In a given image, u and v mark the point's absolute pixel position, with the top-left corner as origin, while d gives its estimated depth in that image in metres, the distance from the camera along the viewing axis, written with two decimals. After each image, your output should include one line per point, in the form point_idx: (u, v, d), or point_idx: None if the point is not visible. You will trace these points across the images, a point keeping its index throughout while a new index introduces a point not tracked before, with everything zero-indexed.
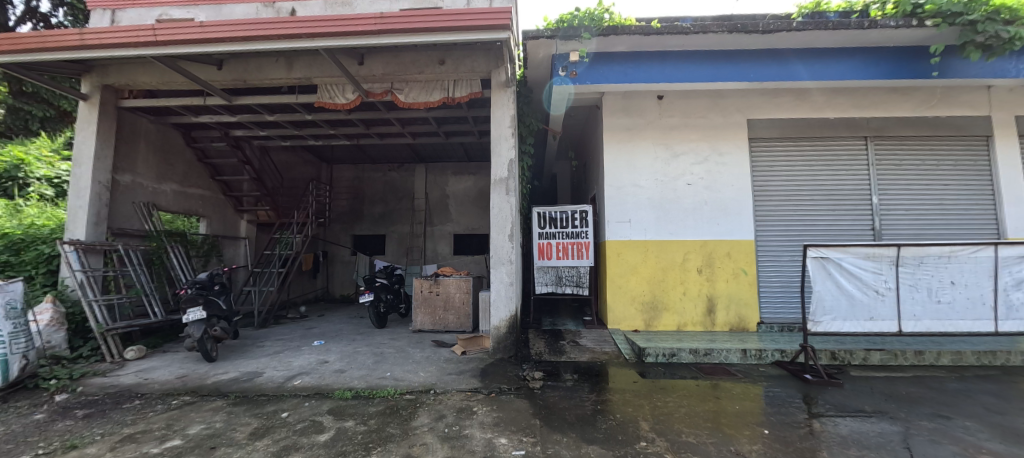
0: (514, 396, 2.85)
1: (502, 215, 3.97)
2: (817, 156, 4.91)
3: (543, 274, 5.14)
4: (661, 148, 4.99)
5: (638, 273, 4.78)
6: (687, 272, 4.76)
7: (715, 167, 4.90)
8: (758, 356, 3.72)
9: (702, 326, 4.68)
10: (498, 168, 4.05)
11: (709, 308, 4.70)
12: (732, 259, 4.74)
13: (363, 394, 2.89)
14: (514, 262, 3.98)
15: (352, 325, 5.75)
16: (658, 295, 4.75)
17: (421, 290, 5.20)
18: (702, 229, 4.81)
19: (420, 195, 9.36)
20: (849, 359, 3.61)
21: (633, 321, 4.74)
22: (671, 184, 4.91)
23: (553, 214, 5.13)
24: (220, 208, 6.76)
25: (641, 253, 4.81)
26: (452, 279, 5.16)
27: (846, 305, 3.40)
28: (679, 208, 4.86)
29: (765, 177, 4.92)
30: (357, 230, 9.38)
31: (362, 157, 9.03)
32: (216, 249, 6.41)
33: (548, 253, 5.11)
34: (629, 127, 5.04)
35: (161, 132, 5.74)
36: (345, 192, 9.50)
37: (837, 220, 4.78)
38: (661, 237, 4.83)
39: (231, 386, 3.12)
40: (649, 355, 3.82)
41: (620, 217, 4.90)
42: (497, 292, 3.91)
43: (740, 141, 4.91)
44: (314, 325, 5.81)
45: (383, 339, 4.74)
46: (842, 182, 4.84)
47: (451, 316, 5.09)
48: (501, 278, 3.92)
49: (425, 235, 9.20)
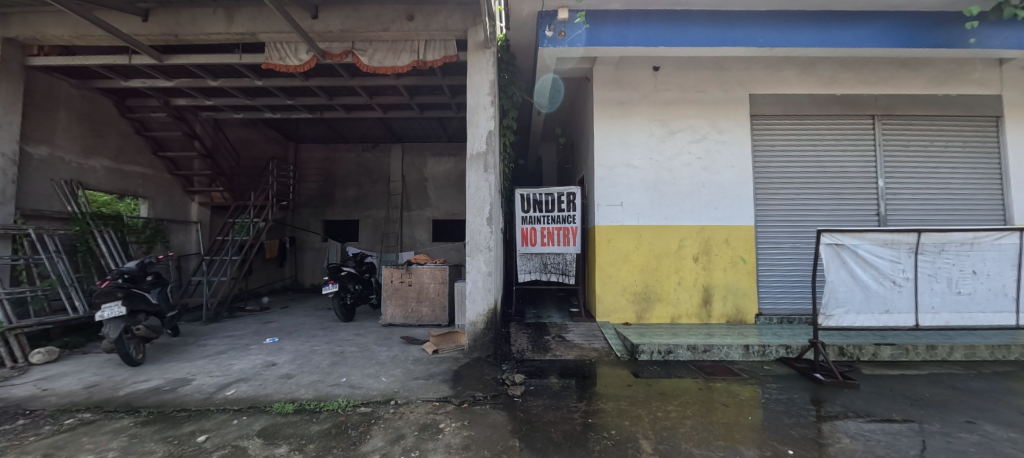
0: (490, 407, 2.41)
1: (479, 194, 3.45)
2: (824, 134, 4.54)
3: (527, 262, 4.69)
4: (658, 124, 4.54)
5: (630, 261, 4.39)
6: (682, 260, 4.38)
7: (713, 146, 4.49)
8: (761, 352, 3.39)
9: (697, 318, 4.34)
10: (476, 141, 3.51)
11: (705, 298, 4.35)
12: (730, 246, 4.38)
13: (308, 408, 2.38)
14: (494, 248, 3.49)
15: (315, 318, 5.19)
16: (651, 284, 4.37)
17: (391, 280, 4.68)
18: (700, 213, 4.42)
19: (396, 178, 8.73)
20: (858, 355, 3.34)
21: (623, 314, 4.36)
22: (667, 165, 4.49)
23: (538, 196, 4.64)
24: (167, 188, 5.95)
25: (632, 240, 4.40)
26: (425, 268, 4.65)
27: (860, 297, 3.08)
28: (675, 190, 4.45)
29: (769, 157, 4.54)
30: (328, 214, 8.70)
31: (332, 134, 8.29)
32: (161, 235, 5.65)
33: (533, 239, 4.66)
34: (623, 101, 4.56)
35: (87, 98, 4.91)
36: (315, 174, 8.80)
37: (843, 204, 4.45)
38: (655, 222, 4.43)
39: (148, 399, 2.57)
40: (643, 352, 3.42)
41: (611, 201, 4.46)
42: (474, 282, 3.42)
43: (741, 118, 4.51)
44: (273, 318, 5.23)
45: (347, 335, 4.22)
46: (849, 165, 4.49)
47: (425, 308, 4.61)
48: (478, 267, 3.43)
49: (402, 220, 8.60)
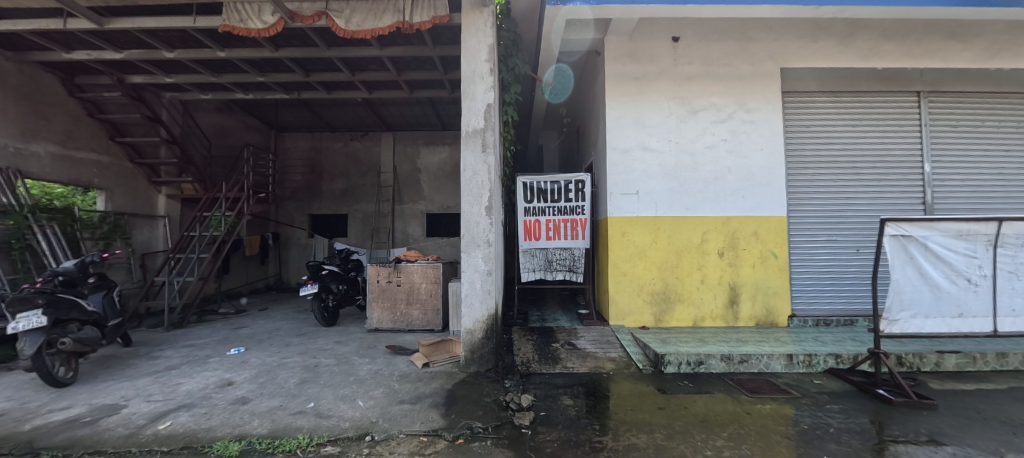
0: (492, 444, 1.89)
1: (475, 178, 2.91)
2: (863, 113, 4.05)
3: (530, 258, 4.16)
4: (678, 103, 4.01)
5: (647, 257, 3.88)
6: (705, 256, 3.89)
7: (740, 126, 3.98)
8: (806, 363, 2.91)
9: (722, 320, 3.85)
10: (472, 117, 2.96)
11: (732, 299, 3.86)
12: (759, 239, 3.89)
13: (258, 449, 1.84)
14: (495, 243, 2.95)
15: (293, 323, 4.64)
16: (670, 283, 3.88)
17: (377, 279, 4.15)
18: (725, 202, 3.92)
19: (387, 169, 8.15)
20: (918, 365, 2.88)
21: (640, 317, 3.86)
22: (689, 148, 3.97)
23: (542, 185, 4.11)
24: (128, 178, 5.29)
25: (648, 233, 3.90)
26: (415, 265, 4.11)
27: (929, 298, 2.59)
28: (697, 177, 3.94)
29: (802, 139, 4.03)
30: (314, 208, 8.12)
31: (316, 121, 7.68)
32: (121, 230, 5.03)
33: (537, 233, 4.13)
34: (639, 76, 4.02)
35: (26, 73, 4.22)
36: (299, 165, 8.19)
37: (885, 192, 3.96)
38: (675, 212, 3.92)
39: (54, 437, 2.01)
40: (670, 364, 2.91)
41: (625, 189, 3.93)
42: (470, 283, 2.88)
43: (771, 95, 3.99)
44: (246, 323, 4.68)
45: (326, 344, 3.68)
46: (891, 147, 4.00)
47: (416, 311, 4.08)
48: (476, 266, 2.88)
49: (393, 214, 8.04)
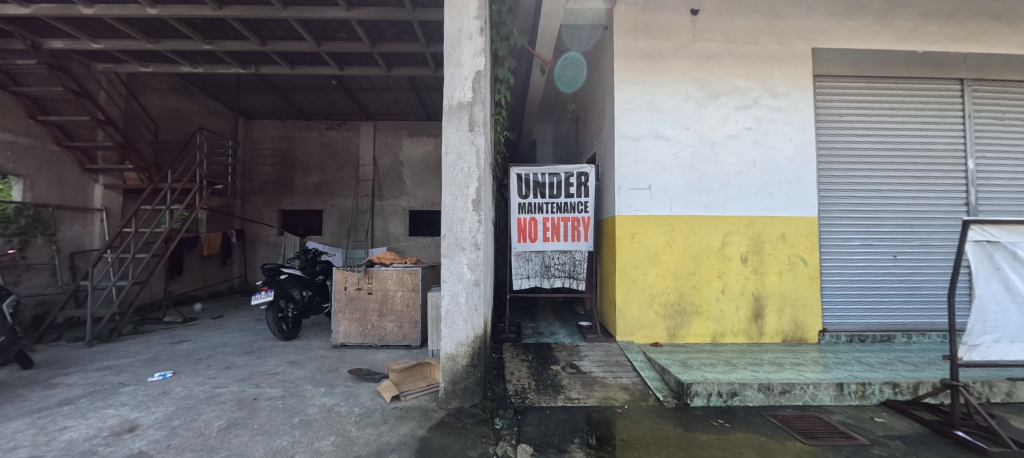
0: None
1: (459, 164, 2.30)
2: (899, 103, 3.62)
3: (524, 263, 3.59)
4: (697, 85, 3.48)
5: (660, 262, 3.35)
6: (726, 261, 3.37)
7: (767, 114, 3.48)
8: (859, 393, 2.42)
9: (745, 336, 3.35)
10: (457, 87, 2.35)
11: (756, 311, 3.35)
12: (787, 243, 3.40)
13: None
14: (484, 246, 2.36)
15: (245, 336, 3.95)
16: (687, 293, 3.35)
17: (344, 286, 3.50)
18: (749, 200, 3.41)
19: (366, 161, 7.48)
20: (988, 395, 2.42)
21: (651, 332, 3.32)
22: (709, 137, 3.45)
23: (539, 177, 3.53)
24: (53, 164, 4.47)
25: (662, 234, 3.37)
26: (388, 269, 3.49)
27: (1018, 319, 2.13)
28: (718, 171, 3.43)
29: (834, 130, 3.57)
30: (285, 203, 7.39)
31: (287, 107, 6.96)
32: (42, 224, 4.22)
33: (532, 234, 3.55)
34: (653, 54, 3.48)
35: None
36: (267, 156, 7.44)
37: (924, 191, 3.53)
38: (692, 211, 3.40)
39: None
40: (698, 396, 2.37)
41: (636, 183, 3.38)
42: (452, 298, 2.26)
43: (802, 79, 3.51)
44: (190, 336, 3.96)
45: (278, 364, 3.03)
46: (930, 141, 3.58)
47: (389, 324, 3.47)
48: (460, 275, 2.28)
49: (373, 211, 7.38)
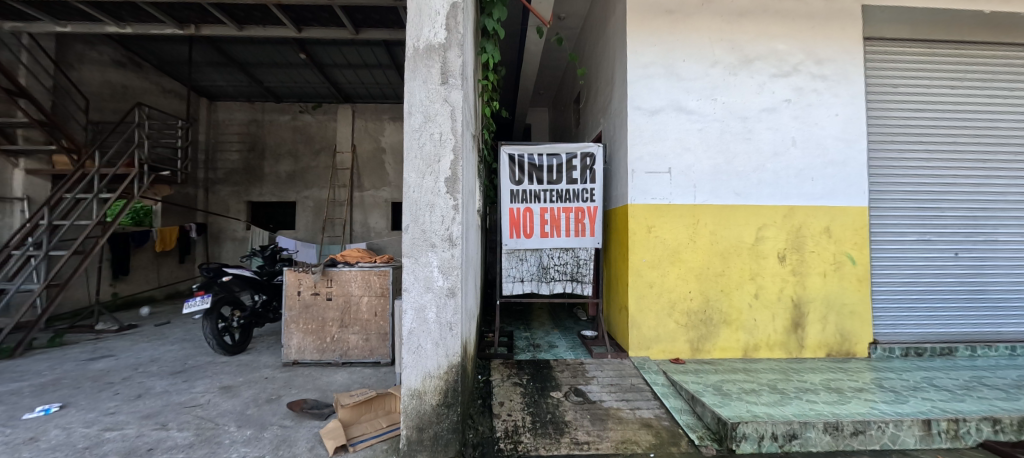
0: None
1: (427, 129, 1.68)
2: (958, 73, 3.07)
3: (518, 264, 2.98)
4: (727, 48, 2.87)
5: (681, 261, 2.77)
6: (760, 260, 2.80)
7: (809, 84, 2.89)
8: (951, 433, 1.89)
9: (783, 350, 2.78)
10: (425, 23, 1.70)
11: (795, 320, 2.80)
12: (832, 239, 2.84)
13: None
14: (463, 242, 1.74)
15: (182, 350, 3.29)
16: (713, 298, 2.78)
17: (297, 291, 2.86)
18: (788, 186, 2.83)
19: (345, 148, 6.79)
20: None
21: (672, 346, 2.75)
22: (741, 111, 2.85)
23: (536, 159, 2.91)
24: None
25: (684, 227, 2.78)
26: (352, 270, 2.87)
27: None
28: (751, 152, 2.84)
29: (885, 104, 3.00)
30: (253, 193, 6.69)
31: (254, 87, 6.23)
32: None
33: (527, 228, 2.93)
34: (674, 9, 2.86)
35: None
36: (233, 141, 6.71)
37: (989, 178, 3.00)
38: (721, 200, 2.80)
39: None
40: (749, 440, 1.79)
41: (653, 165, 2.78)
42: (417, 314, 1.64)
43: (851, 41, 2.91)
44: (115, 350, 3.28)
45: (206, 390, 2.39)
46: (994, 118, 3.05)
47: (353, 337, 2.85)
48: (428, 283, 1.65)
49: (352, 202, 6.72)
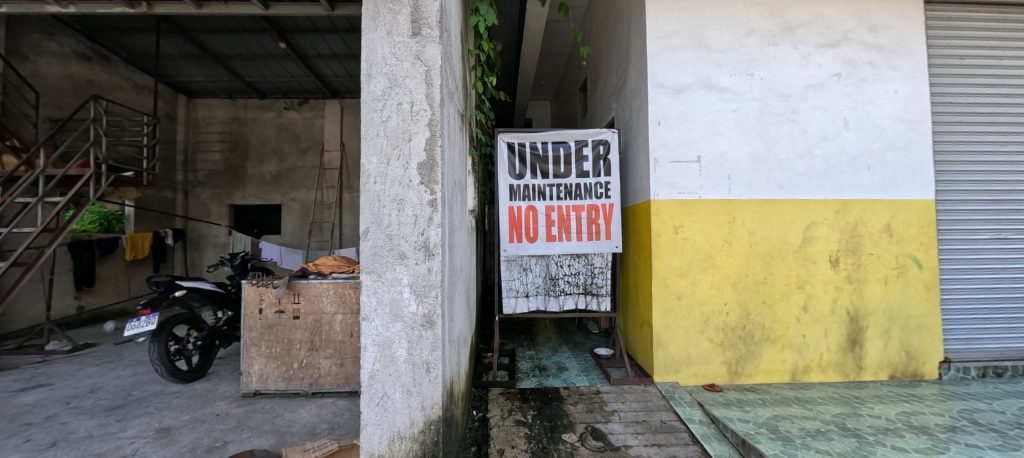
0: None
1: (393, 97, 1.23)
2: None
3: (520, 274, 2.53)
4: (765, 14, 2.41)
5: (715, 266, 2.32)
6: (809, 263, 2.34)
7: (862, 56, 2.43)
8: None
9: (837, 372, 2.33)
10: None
11: (853, 336, 2.34)
12: (893, 238, 2.38)
13: None
14: (446, 250, 1.30)
15: (132, 376, 2.83)
16: (754, 311, 2.32)
17: (258, 306, 2.42)
18: (840, 176, 2.38)
19: (332, 146, 6.35)
20: None
21: (705, 369, 2.30)
22: (782, 88, 2.39)
23: (540, 149, 2.46)
24: None
25: (717, 227, 2.33)
26: (323, 282, 2.41)
27: None
28: (796, 136, 2.38)
29: (952, 78, 2.54)
30: (236, 196, 6.26)
31: (234, 83, 5.81)
32: None
33: (530, 230, 2.47)
34: None
35: None
36: (213, 140, 6.28)
37: None
38: (762, 193, 2.35)
39: None
40: None
41: (680, 153, 2.33)
42: (382, 351, 1.19)
43: (910, 6, 2.46)
44: (55, 377, 2.82)
45: (137, 436, 1.93)
46: None
47: (325, 362, 2.39)
48: (397, 307, 1.20)
49: (341, 204, 6.28)
